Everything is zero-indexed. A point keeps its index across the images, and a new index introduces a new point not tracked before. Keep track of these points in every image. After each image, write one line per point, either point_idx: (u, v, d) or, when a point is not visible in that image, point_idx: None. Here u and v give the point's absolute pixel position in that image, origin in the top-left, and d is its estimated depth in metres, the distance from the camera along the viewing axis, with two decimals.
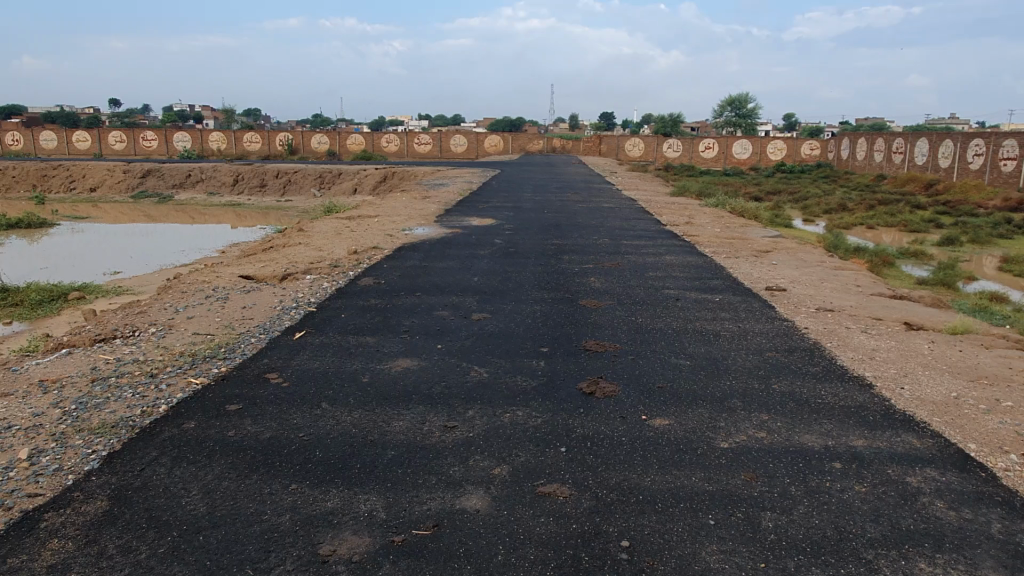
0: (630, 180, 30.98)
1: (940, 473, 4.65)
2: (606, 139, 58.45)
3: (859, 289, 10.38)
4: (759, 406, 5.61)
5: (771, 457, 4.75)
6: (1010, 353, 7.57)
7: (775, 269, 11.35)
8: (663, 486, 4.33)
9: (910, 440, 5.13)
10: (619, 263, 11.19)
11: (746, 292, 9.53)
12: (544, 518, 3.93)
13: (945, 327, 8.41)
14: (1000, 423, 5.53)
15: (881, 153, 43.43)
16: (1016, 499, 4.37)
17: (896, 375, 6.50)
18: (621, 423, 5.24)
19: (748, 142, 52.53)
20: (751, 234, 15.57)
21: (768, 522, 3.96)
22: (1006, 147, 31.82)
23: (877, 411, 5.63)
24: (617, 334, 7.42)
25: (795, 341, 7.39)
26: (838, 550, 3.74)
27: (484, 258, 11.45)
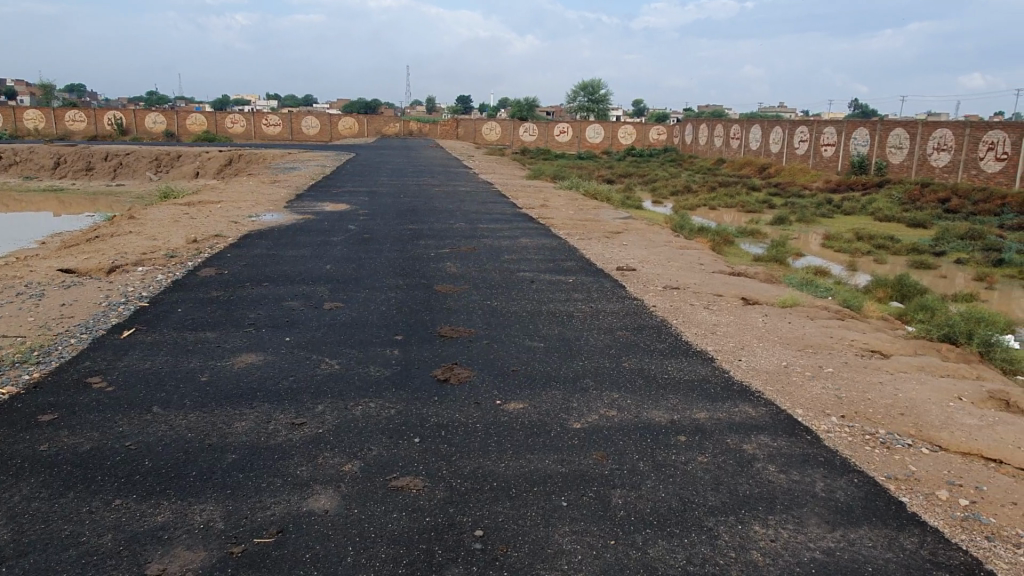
0: (488, 163, 31.07)
1: (773, 439, 4.98)
2: (464, 122, 58.46)
3: (702, 267, 10.96)
4: (610, 384, 5.78)
5: (621, 434, 4.88)
6: (832, 323, 8.28)
7: (625, 249, 11.78)
8: (516, 471, 4.34)
9: (746, 410, 5.46)
10: (476, 247, 11.17)
11: (598, 273, 9.78)
12: (397, 514, 3.80)
13: (777, 301, 9.04)
14: (823, 388, 6.03)
15: (720, 138, 46.42)
16: (836, 458, 4.76)
17: (734, 348, 6.90)
18: (476, 410, 5.20)
19: (600, 127, 54.36)
20: (604, 216, 16.06)
21: (618, 500, 4.07)
22: (826, 134, 35.05)
23: (718, 384, 5.95)
24: (473, 319, 7.38)
25: (643, 319, 7.67)
26: (681, 521, 3.89)
27: (337, 244, 11.06)
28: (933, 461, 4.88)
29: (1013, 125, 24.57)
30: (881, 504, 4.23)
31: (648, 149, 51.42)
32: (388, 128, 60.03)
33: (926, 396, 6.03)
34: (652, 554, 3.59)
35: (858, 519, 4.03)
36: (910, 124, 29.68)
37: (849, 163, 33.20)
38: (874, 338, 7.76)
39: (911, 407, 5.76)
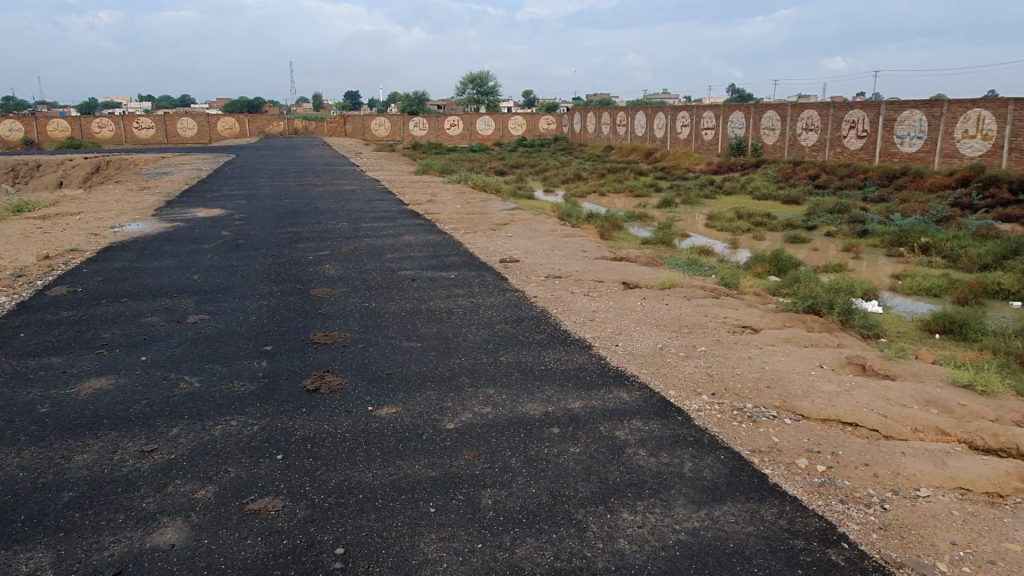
0: (377, 160, 30.45)
1: (645, 423, 5.03)
2: (351, 119, 57.18)
3: (585, 255, 11.08)
4: (487, 381, 5.71)
5: (495, 432, 4.82)
6: (707, 301, 8.54)
7: (510, 241, 11.78)
8: (385, 479, 4.18)
9: (620, 395, 5.51)
10: (357, 247, 10.87)
11: (481, 266, 9.71)
12: (252, 540, 3.58)
13: (656, 283, 9.23)
14: (695, 367, 6.18)
15: (607, 126, 47.54)
16: (704, 437, 4.87)
17: (612, 334, 6.97)
18: (346, 418, 5.00)
19: (490, 119, 54.19)
20: (490, 209, 16.02)
21: (488, 500, 3.99)
22: (705, 118, 36.51)
23: (594, 371, 6.00)
24: (349, 322, 7.14)
25: (523, 311, 7.66)
26: (551, 516, 3.86)
27: (208, 252, 10.49)
28: (794, 430, 5.07)
29: (871, 104, 26.30)
30: (745, 478, 4.34)
31: (539, 139, 51.91)
32: (272, 127, 57.96)
33: (790, 367, 6.29)
34: (518, 553, 3.52)
35: (723, 496, 4.11)
36: (780, 106, 31.28)
37: (727, 146, 34.67)
38: (745, 314, 8.05)
39: (777, 378, 5.99)
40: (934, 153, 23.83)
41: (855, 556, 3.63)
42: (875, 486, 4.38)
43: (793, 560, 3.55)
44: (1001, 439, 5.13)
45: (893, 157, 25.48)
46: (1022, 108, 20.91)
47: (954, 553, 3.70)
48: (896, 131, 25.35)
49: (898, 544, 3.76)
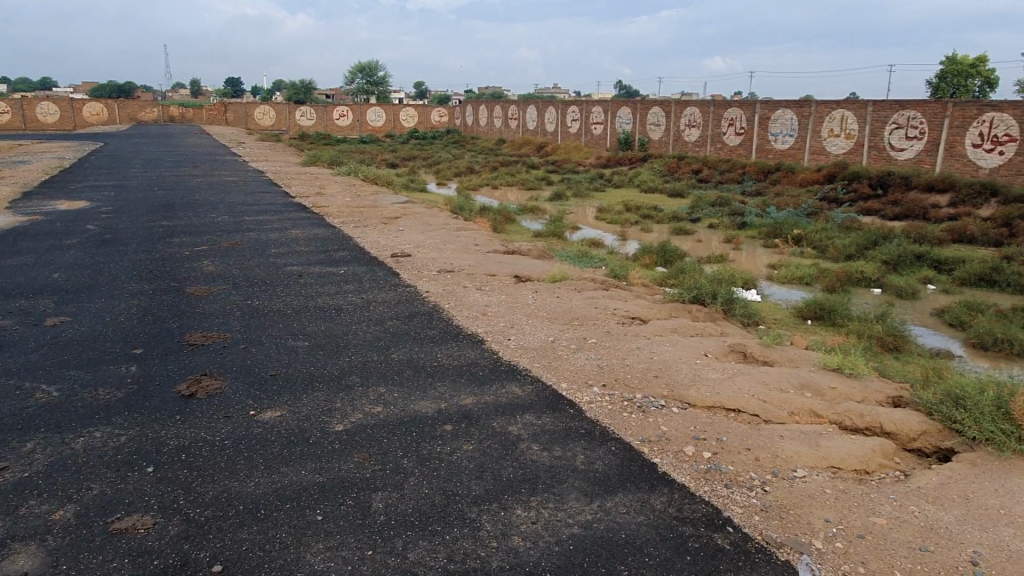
0: (261, 151, 29.27)
1: (537, 417, 5.02)
2: (233, 108, 54.56)
3: (477, 248, 11.01)
4: (377, 379, 5.54)
5: (386, 432, 4.68)
6: (597, 293, 8.67)
7: (402, 235, 11.56)
8: (267, 488, 3.96)
9: (513, 389, 5.48)
10: (238, 242, 10.33)
11: (371, 261, 9.46)
12: (119, 563, 3.28)
13: (548, 276, 9.28)
14: (587, 359, 6.25)
15: (499, 119, 47.77)
16: (596, 429, 4.92)
17: (504, 328, 6.95)
18: (225, 424, 4.70)
19: (381, 109, 52.88)
20: (381, 201, 15.68)
21: (378, 504, 3.85)
22: (594, 113, 37.34)
23: (487, 365, 5.94)
24: (229, 322, 6.75)
25: (415, 306, 7.51)
26: (444, 517, 3.77)
27: (70, 248, 9.66)
28: (681, 419, 5.21)
29: (747, 103, 27.68)
30: (635, 468, 4.41)
31: (431, 132, 51.46)
32: (144, 114, 54.51)
33: (677, 356, 6.47)
34: (411, 558, 3.42)
35: (614, 488, 4.15)
36: (665, 103, 32.38)
37: (616, 141, 35.60)
38: (633, 305, 8.24)
39: (664, 368, 6.15)
40: (804, 150, 25.37)
41: (739, 538, 3.75)
42: (757, 470, 4.56)
43: (682, 547, 3.63)
44: (867, 418, 5.49)
45: (768, 153, 26.93)
46: (880, 109, 22.58)
47: (828, 529, 3.90)
48: (770, 129, 26.80)
49: (778, 525, 3.93)
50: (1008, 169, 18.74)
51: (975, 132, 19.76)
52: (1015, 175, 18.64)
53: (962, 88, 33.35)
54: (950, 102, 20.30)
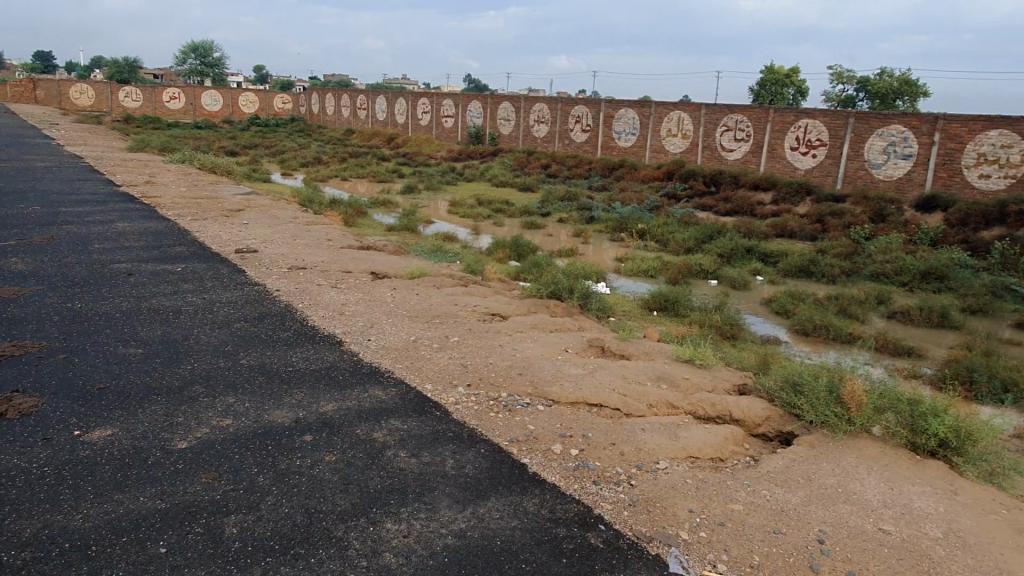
0: (77, 133, 26.53)
1: (403, 421, 4.82)
2: (43, 85, 49.01)
3: (329, 244, 10.55)
4: (224, 389, 5.09)
5: (237, 447, 4.30)
6: (457, 290, 8.55)
7: (246, 229, 10.84)
8: (99, 520, 3.49)
9: (376, 394, 5.24)
10: (53, 236, 9.20)
11: (213, 258, 8.78)
12: None
13: (405, 272, 9.03)
14: (450, 358, 6.11)
15: (347, 108, 46.44)
16: (465, 431, 4.79)
17: (362, 328, 6.66)
18: (43, 449, 4.11)
19: (217, 93, 49.44)
20: (221, 192, 14.67)
21: (232, 529, 3.51)
22: (445, 106, 37.20)
23: (347, 369, 5.66)
24: (44, 328, 5.95)
25: (264, 307, 7.03)
26: (306, 538, 3.49)
27: None
28: (547, 416, 5.21)
29: (593, 102, 28.65)
30: (505, 470, 4.34)
31: (273, 119, 49.05)
32: None
33: (539, 352, 6.49)
34: None
35: (485, 492, 4.05)
36: (514, 98, 32.84)
37: (467, 134, 35.68)
38: (493, 301, 8.20)
39: (528, 365, 6.13)
40: (645, 148, 26.68)
41: (611, 536, 3.78)
42: (622, 464, 4.64)
43: (557, 550, 3.60)
44: (718, 407, 5.78)
45: (612, 150, 28.06)
46: (712, 112, 24.16)
47: (692, 519, 4.03)
48: (614, 127, 27.93)
49: (646, 518, 4.01)
50: (821, 171, 20.71)
51: (792, 137, 21.63)
52: (826, 176, 20.62)
53: (779, 94, 36.53)
54: (772, 108, 22.10)
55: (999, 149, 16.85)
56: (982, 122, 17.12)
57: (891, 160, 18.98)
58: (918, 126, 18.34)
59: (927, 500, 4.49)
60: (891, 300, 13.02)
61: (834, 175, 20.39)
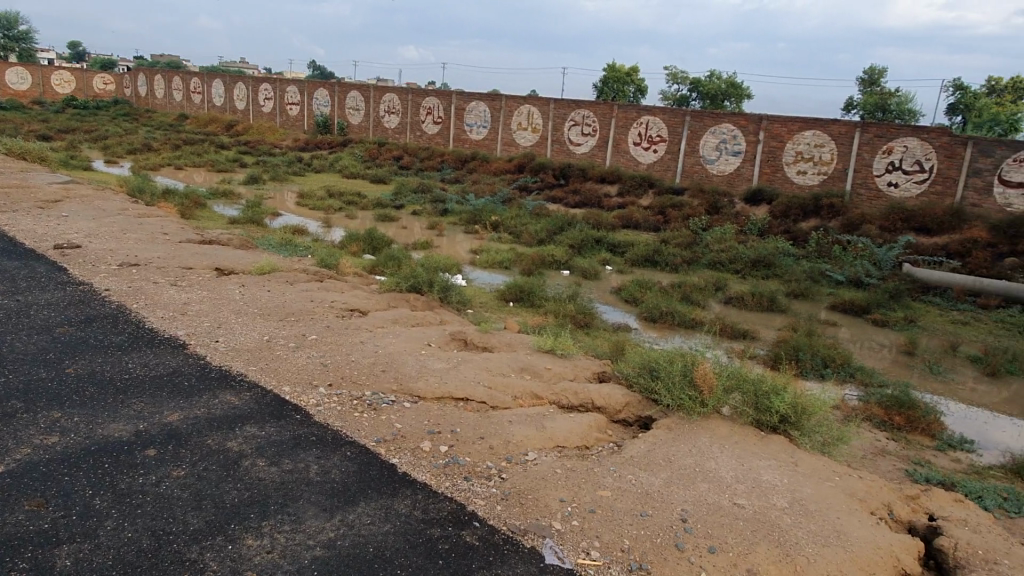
0: None
1: (260, 428, 4.50)
2: None
3: (165, 238, 9.72)
4: (48, 403, 4.53)
5: (66, 467, 3.82)
6: (311, 285, 8.16)
7: (66, 222, 9.76)
8: None
9: (227, 399, 4.86)
10: None
11: (27, 255, 7.81)
12: None
13: (253, 268, 8.50)
14: (308, 357, 5.79)
15: (179, 92, 43.28)
16: (328, 434, 4.56)
17: (209, 329, 6.18)
18: None
19: (24, 70, 43.74)
20: (34, 181, 13.12)
21: (65, 561, 3.11)
22: (289, 93, 35.62)
23: (193, 373, 5.22)
24: None
25: (92, 309, 6.34)
26: (156, 563, 3.16)
27: None
28: (414, 413, 5.07)
29: (444, 93, 28.52)
30: (373, 472, 4.16)
31: (94, 101, 44.75)
32: None
33: (401, 348, 6.33)
34: None
35: (354, 497, 3.86)
36: (362, 87, 32.02)
37: (313, 123, 34.38)
38: (351, 296, 7.91)
39: (391, 361, 5.95)
40: (496, 141, 26.95)
41: (487, 532, 3.73)
42: (492, 458, 4.60)
43: (433, 552, 3.49)
44: (580, 396, 5.92)
45: (464, 143, 28.11)
46: (559, 108, 24.81)
47: (564, 509, 4.06)
48: (465, 120, 27.98)
49: (519, 512, 3.99)
50: (661, 165, 21.87)
51: (634, 133, 22.65)
52: (666, 171, 21.81)
53: (619, 92, 38.24)
54: (615, 105, 23.04)
55: (813, 148, 18.58)
56: (799, 123, 18.78)
57: (723, 157, 20.38)
58: (746, 125, 19.82)
59: (773, 473, 4.82)
60: (727, 287, 13.99)
61: (673, 169, 21.60)
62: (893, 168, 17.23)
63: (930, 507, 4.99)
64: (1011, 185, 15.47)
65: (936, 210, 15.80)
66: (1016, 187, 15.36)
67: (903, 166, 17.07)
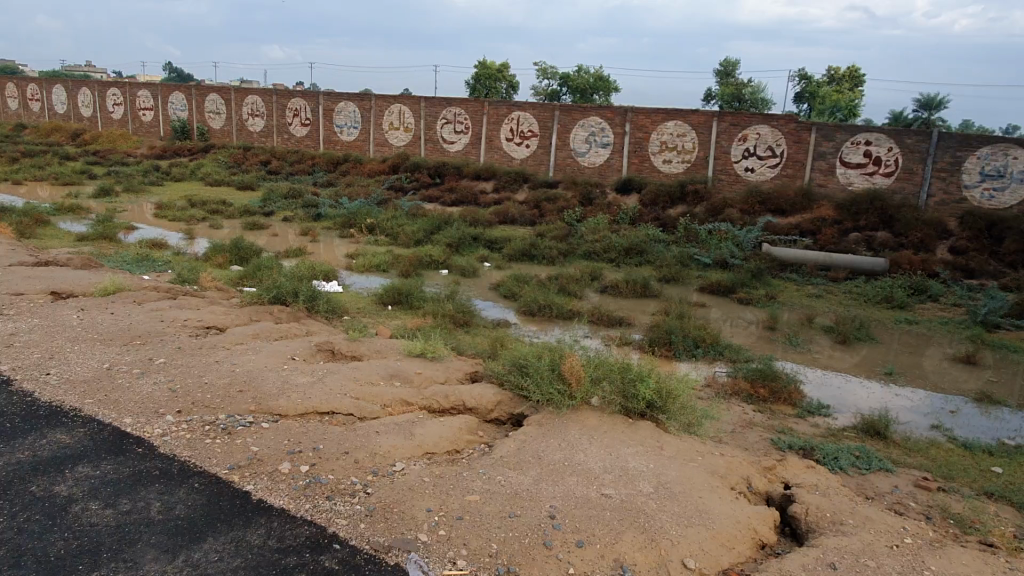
0: None
1: (94, 467, 4.13)
2: None
3: None
4: None
5: None
6: (162, 304, 7.62)
7: None
8: None
9: (57, 438, 4.43)
10: None
11: None
12: None
13: (96, 289, 7.82)
14: (154, 384, 5.37)
15: (14, 100, 39.71)
16: (175, 466, 4.24)
17: (40, 361, 5.63)
18: None
19: None
20: None
21: None
22: (141, 97, 33.42)
23: (16, 413, 4.73)
24: None
25: None
26: None
27: None
28: (273, 434, 4.80)
29: (310, 94, 27.60)
30: (224, 504, 3.89)
31: None
32: None
33: (261, 364, 5.99)
34: None
35: (199, 533, 3.59)
36: (222, 90, 30.49)
37: (170, 128, 32.43)
38: (207, 312, 7.45)
39: (249, 380, 5.61)
40: (368, 142, 26.33)
41: (347, 555, 3.58)
42: (357, 473, 4.43)
43: None
44: (451, 398, 5.84)
45: (335, 144, 27.32)
46: (430, 106, 24.56)
47: (430, 519, 3.95)
48: (334, 120, 27.18)
49: (383, 527, 3.85)
50: (534, 160, 22.11)
51: (506, 128, 22.77)
52: (539, 165, 22.08)
53: (491, 89, 38.36)
54: (486, 101, 23.04)
55: (676, 138, 19.34)
56: (661, 114, 19.47)
57: (593, 149, 20.86)
58: (612, 118, 20.35)
59: (640, 459, 4.92)
60: (602, 276, 14.32)
61: (546, 163, 21.90)
62: (748, 154, 18.22)
63: (786, 475, 5.26)
64: (852, 166, 16.72)
65: (788, 192, 16.85)
66: (856, 168, 16.63)
67: (757, 152, 18.08)
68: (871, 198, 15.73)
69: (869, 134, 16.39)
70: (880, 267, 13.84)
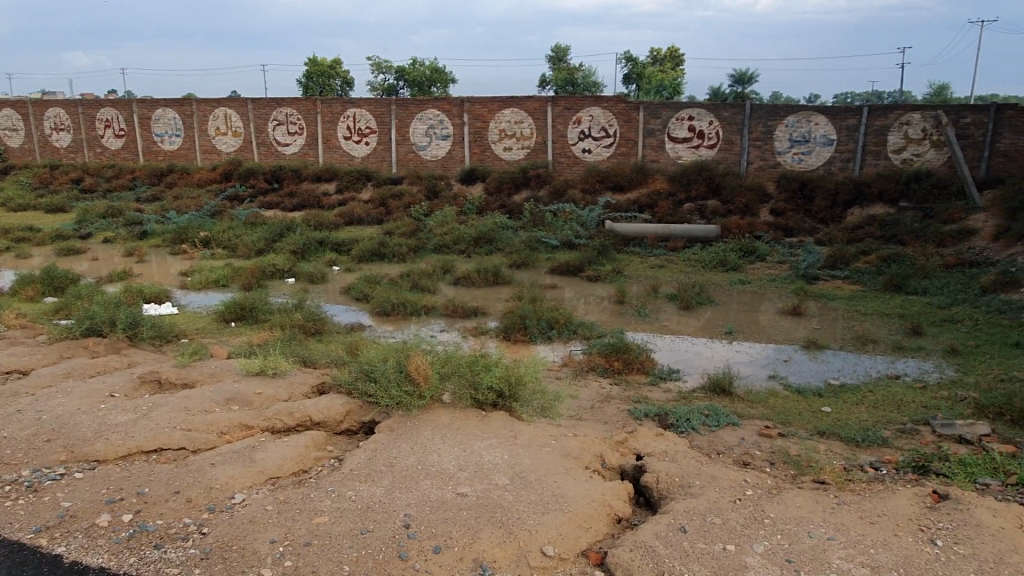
0: None
1: None
2: None
3: None
4: None
5: None
6: None
7: None
8: None
9: None
10: None
11: None
12: None
13: None
14: None
15: None
16: None
17: None
18: None
19: None
20: None
21: None
22: None
23: None
24: None
25: None
26: None
27: None
28: (88, 483, 4.32)
29: (122, 102, 25.38)
30: None
31: None
32: None
33: (73, 407, 5.37)
34: None
35: None
36: (16, 104, 27.42)
37: None
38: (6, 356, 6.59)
39: (60, 427, 5.02)
40: (194, 150, 24.58)
41: None
42: (189, 513, 4.05)
43: None
44: (296, 415, 5.50)
45: (156, 155, 25.27)
46: (258, 108, 23.29)
47: (274, 551, 3.68)
48: (152, 129, 25.14)
49: (220, 570, 3.54)
50: (375, 157, 21.60)
51: (342, 126, 22.03)
52: (381, 161, 21.59)
53: (326, 87, 37.18)
54: (318, 99, 22.16)
55: (513, 125, 19.54)
56: (497, 103, 19.58)
57: (433, 142, 20.67)
58: (449, 109, 20.25)
59: (495, 451, 4.86)
60: (453, 268, 14.21)
61: (387, 159, 21.45)
62: (584, 136, 18.74)
63: (638, 446, 5.39)
64: (679, 141, 17.62)
65: (624, 170, 17.52)
66: (682, 142, 17.54)
67: (592, 133, 18.63)
68: (699, 169, 16.69)
69: (691, 109, 17.32)
70: (713, 234, 14.68)
